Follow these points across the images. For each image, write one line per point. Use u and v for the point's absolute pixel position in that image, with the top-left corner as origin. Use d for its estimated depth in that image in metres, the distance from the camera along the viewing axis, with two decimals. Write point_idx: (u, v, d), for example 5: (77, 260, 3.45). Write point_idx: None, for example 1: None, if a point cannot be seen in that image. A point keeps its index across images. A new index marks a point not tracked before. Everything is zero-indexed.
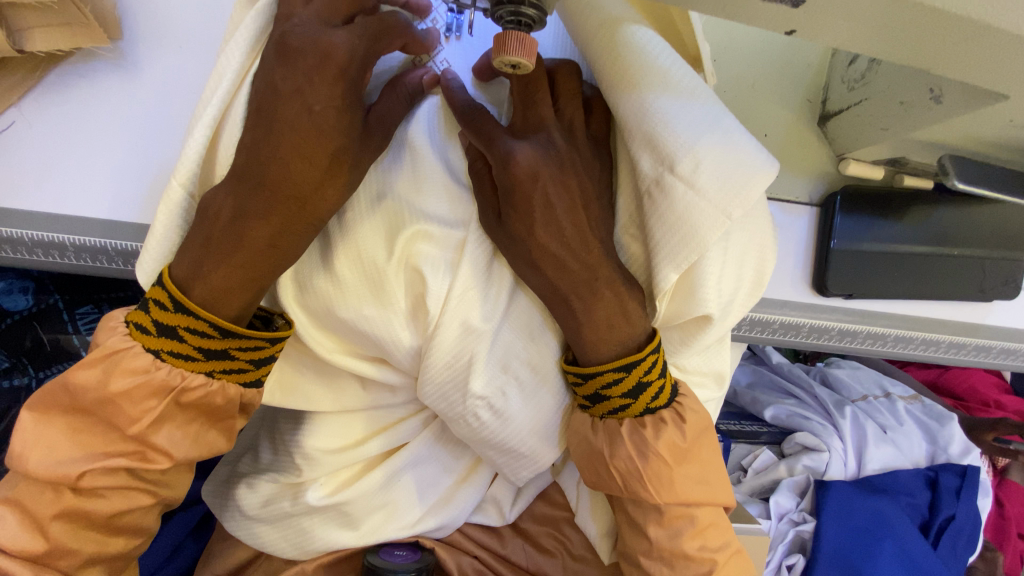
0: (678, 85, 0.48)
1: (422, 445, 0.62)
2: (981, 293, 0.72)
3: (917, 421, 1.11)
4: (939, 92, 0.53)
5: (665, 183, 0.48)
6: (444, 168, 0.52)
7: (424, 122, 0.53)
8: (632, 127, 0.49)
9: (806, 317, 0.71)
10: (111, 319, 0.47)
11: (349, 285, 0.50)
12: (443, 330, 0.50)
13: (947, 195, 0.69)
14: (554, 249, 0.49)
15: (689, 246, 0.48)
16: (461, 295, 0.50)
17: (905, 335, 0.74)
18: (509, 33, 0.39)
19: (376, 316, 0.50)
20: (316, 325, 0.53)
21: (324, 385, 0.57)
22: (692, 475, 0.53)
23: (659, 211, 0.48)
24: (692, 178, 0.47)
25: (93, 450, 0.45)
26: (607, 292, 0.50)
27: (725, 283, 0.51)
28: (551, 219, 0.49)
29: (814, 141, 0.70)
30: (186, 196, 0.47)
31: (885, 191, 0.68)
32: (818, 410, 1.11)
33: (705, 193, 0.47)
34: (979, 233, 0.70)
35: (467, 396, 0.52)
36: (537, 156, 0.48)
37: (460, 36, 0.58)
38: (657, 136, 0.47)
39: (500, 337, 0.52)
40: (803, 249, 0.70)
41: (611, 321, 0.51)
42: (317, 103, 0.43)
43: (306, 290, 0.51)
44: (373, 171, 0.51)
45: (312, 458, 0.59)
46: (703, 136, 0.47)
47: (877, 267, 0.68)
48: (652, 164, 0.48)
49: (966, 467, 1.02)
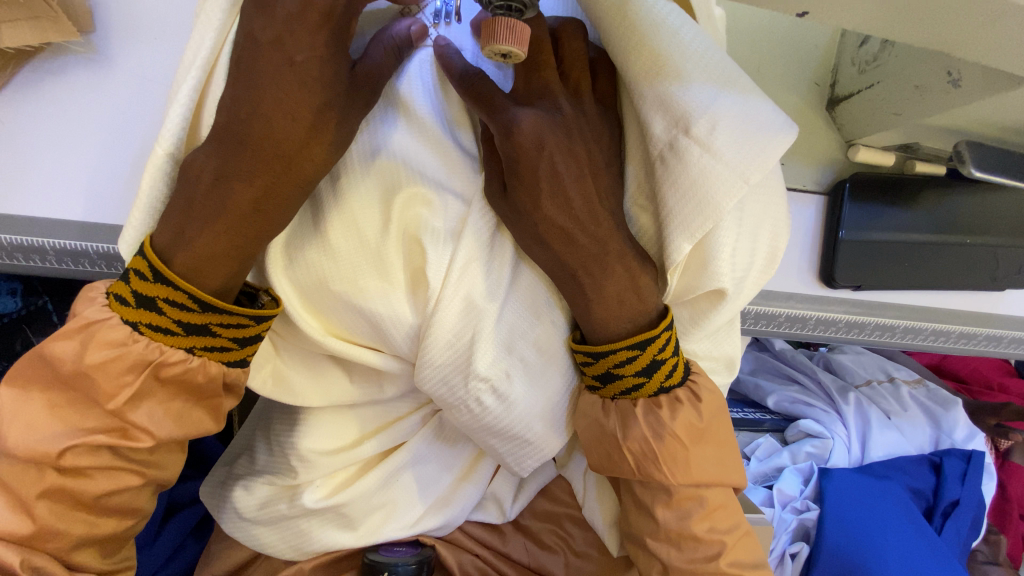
0: (693, 44, 0.45)
1: (421, 444, 0.61)
2: (994, 282, 0.70)
3: (921, 405, 1.10)
4: (957, 75, 0.52)
5: (679, 147, 0.45)
6: (444, 135, 0.50)
7: (418, 76, 0.50)
8: (643, 87, 0.46)
9: (814, 309, 0.69)
10: (90, 291, 0.45)
11: (344, 256, 0.48)
12: (444, 306, 0.48)
13: (959, 181, 0.67)
14: (560, 222, 0.47)
15: (703, 214, 0.46)
16: (463, 269, 0.48)
17: (914, 325, 0.72)
18: (498, 19, 0.37)
19: (374, 290, 0.48)
20: (305, 303, 0.50)
21: (317, 385, 0.56)
22: (707, 456, 0.52)
23: (672, 177, 0.46)
24: (708, 141, 0.44)
25: (72, 425, 0.43)
26: (618, 267, 0.49)
27: (739, 255, 0.49)
28: (558, 190, 0.47)
29: (822, 127, 0.68)
30: (167, 157, 0.44)
31: (898, 177, 0.66)
32: (821, 396, 1.11)
33: (723, 156, 0.44)
34: (994, 219, 0.68)
35: (469, 378, 0.49)
36: (541, 122, 0.46)
37: (450, 22, 0.52)
38: (671, 96, 0.45)
39: (505, 314, 0.51)
40: (810, 240, 0.68)
41: (623, 298, 0.49)
42: (298, 54, 0.40)
43: (297, 264, 0.48)
44: (363, 132, 0.48)
45: (307, 460, 0.58)
46: (720, 97, 0.45)
47: (892, 255, 0.66)
48: (665, 127, 0.46)
49: (972, 451, 1.01)
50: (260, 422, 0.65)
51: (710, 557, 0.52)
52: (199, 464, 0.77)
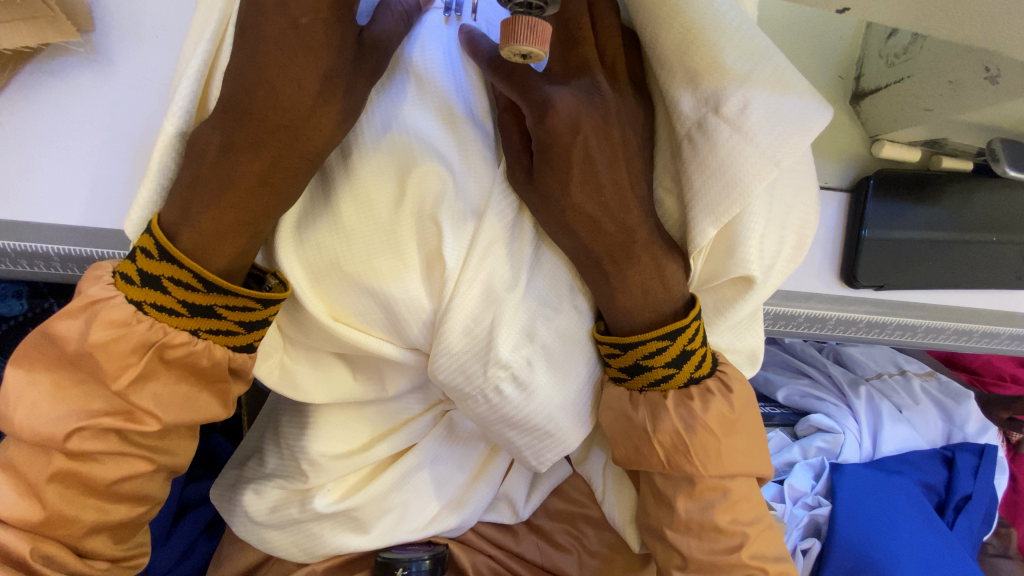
0: (728, 17, 0.43)
1: (433, 444, 0.61)
2: (1020, 279, 0.68)
3: (933, 398, 1.09)
4: (996, 72, 0.50)
5: (708, 127, 0.44)
6: (459, 107, 0.47)
7: (428, 47, 0.48)
8: (672, 62, 0.45)
9: (833, 310, 0.67)
10: (97, 269, 0.45)
11: (356, 233, 0.45)
12: (463, 290, 0.46)
13: (986, 176, 0.65)
14: (589, 210, 0.46)
15: (731, 198, 0.44)
16: (484, 251, 0.46)
17: (937, 325, 0.71)
18: (520, 18, 0.35)
19: (388, 272, 0.45)
20: (314, 285, 0.47)
21: (324, 383, 0.53)
22: (739, 447, 0.51)
23: (699, 158, 0.45)
24: (739, 121, 0.43)
25: (77, 408, 0.43)
26: (645, 256, 0.47)
27: (768, 241, 0.48)
28: (590, 175, 0.46)
29: (845, 121, 0.66)
30: (177, 134, 0.43)
31: (921, 174, 0.64)
32: (832, 389, 1.09)
33: (754, 138, 0.43)
34: (1021, 214, 0.66)
35: (489, 365, 0.47)
36: (578, 104, 0.45)
37: (462, 16, 0.49)
38: (700, 72, 0.44)
39: (526, 301, 0.48)
40: (832, 236, 0.66)
41: (648, 287, 0.48)
42: (303, 16, 0.38)
43: (307, 241, 0.46)
44: (373, 104, 0.46)
45: (317, 464, 0.57)
46: (754, 73, 0.43)
47: (913, 254, 0.64)
48: (695, 105, 0.44)
49: (984, 446, 1.00)
50: (269, 422, 0.65)
51: (731, 548, 0.52)
52: (208, 463, 0.76)
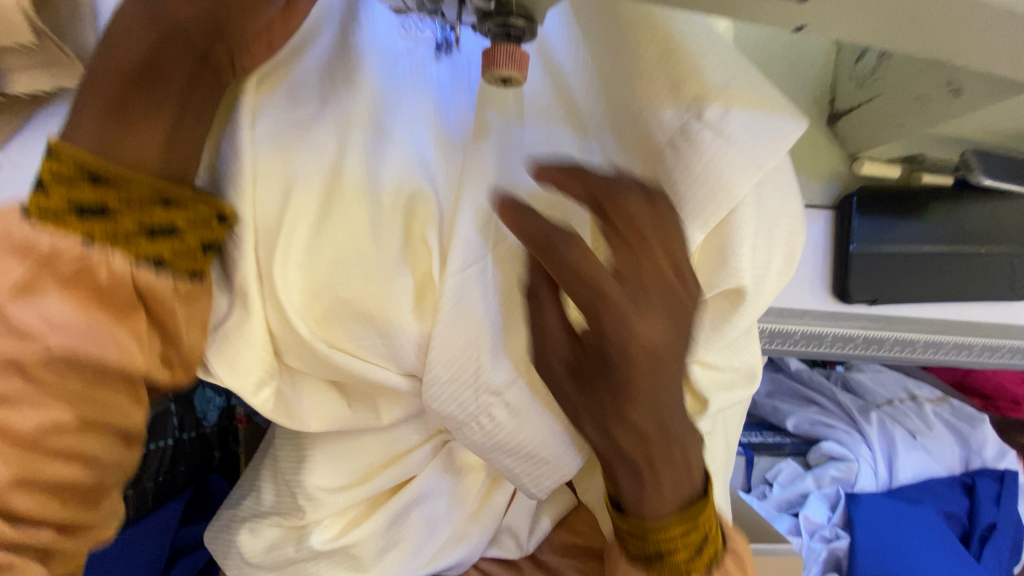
0: (699, 38, 0.45)
1: (432, 477, 0.59)
2: (1012, 292, 0.69)
3: (947, 424, 1.05)
4: (959, 85, 0.52)
5: (691, 132, 0.44)
6: (449, 132, 0.49)
7: (422, 78, 0.50)
8: (653, 70, 0.45)
9: (828, 326, 0.69)
10: None
11: (352, 259, 0.45)
12: (447, 317, 0.46)
13: (967, 190, 0.66)
14: (643, 426, 0.41)
15: (717, 200, 0.45)
16: (467, 276, 0.47)
17: (934, 340, 0.73)
18: (499, 47, 0.37)
19: (383, 298, 0.46)
20: (308, 305, 0.46)
21: (321, 415, 0.53)
22: None
23: (684, 163, 0.45)
24: (721, 126, 0.44)
25: None
26: (677, 455, 0.44)
27: (757, 253, 0.48)
28: (657, 409, 0.41)
29: (823, 143, 0.68)
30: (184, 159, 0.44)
31: (901, 191, 0.66)
32: (842, 416, 1.04)
33: (735, 142, 0.44)
34: (1007, 228, 0.66)
35: (479, 391, 0.48)
36: (666, 333, 0.38)
37: (450, 53, 0.50)
38: (681, 82, 0.45)
39: (513, 325, 0.48)
40: (820, 255, 0.69)
41: (679, 493, 0.45)
42: None
43: (303, 261, 0.45)
44: (365, 136, 0.46)
45: (314, 498, 0.56)
46: (733, 80, 0.45)
47: (899, 270, 0.66)
48: (677, 114, 0.45)
49: (1004, 472, 0.99)
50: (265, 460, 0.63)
51: None
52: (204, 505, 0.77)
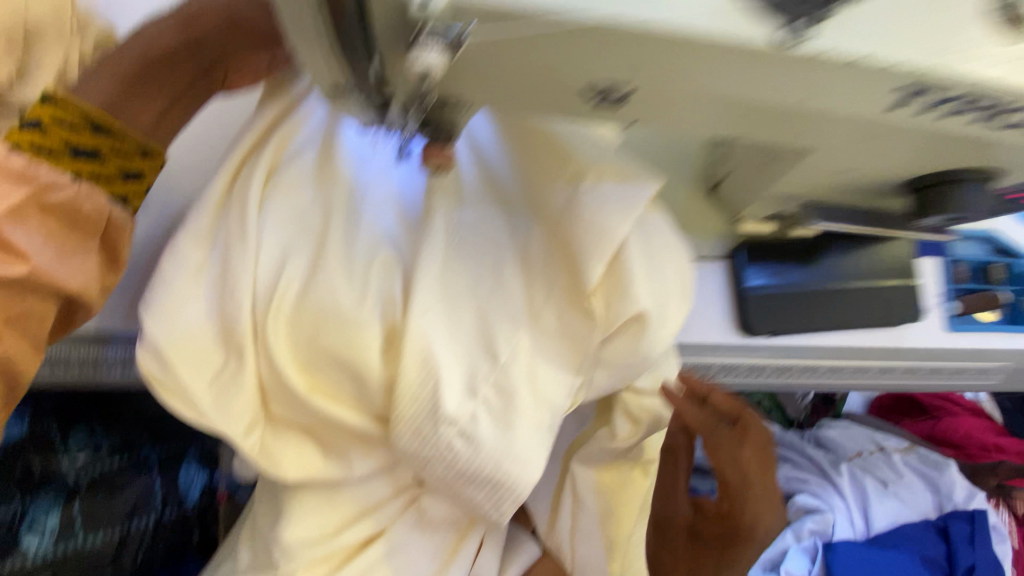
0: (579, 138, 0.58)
1: (401, 531, 0.63)
2: (892, 319, 0.80)
3: (916, 471, 1.14)
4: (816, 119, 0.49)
5: (577, 197, 0.55)
6: (409, 211, 0.60)
7: (384, 172, 0.61)
8: (545, 161, 0.58)
9: (739, 353, 0.81)
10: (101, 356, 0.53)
11: (331, 317, 0.54)
12: (409, 356, 0.53)
13: (838, 237, 0.76)
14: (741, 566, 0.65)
15: (603, 241, 0.53)
16: (425, 321, 0.53)
17: (835, 364, 0.87)
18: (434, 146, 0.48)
19: (360, 347, 0.53)
20: (297, 365, 0.55)
21: (301, 468, 0.59)
22: None
23: (574, 217, 0.54)
24: (592, 189, 0.54)
25: None
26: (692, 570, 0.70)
27: (652, 281, 0.54)
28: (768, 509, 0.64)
29: (710, 212, 0.77)
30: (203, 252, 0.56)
31: (778, 241, 0.77)
32: (815, 470, 1.16)
33: (606, 201, 0.54)
34: (871, 266, 0.78)
35: (439, 424, 0.53)
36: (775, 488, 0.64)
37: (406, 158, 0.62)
38: (565, 168, 0.57)
39: (467, 360, 0.55)
40: (723, 296, 0.80)
41: None
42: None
43: (290, 320, 0.54)
44: (345, 217, 0.57)
45: (289, 552, 0.60)
46: (601, 158, 0.57)
47: (790, 305, 0.77)
48: (563, 188, 0.56)
49: (975, 512, 1.06)
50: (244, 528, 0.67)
51: None
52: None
